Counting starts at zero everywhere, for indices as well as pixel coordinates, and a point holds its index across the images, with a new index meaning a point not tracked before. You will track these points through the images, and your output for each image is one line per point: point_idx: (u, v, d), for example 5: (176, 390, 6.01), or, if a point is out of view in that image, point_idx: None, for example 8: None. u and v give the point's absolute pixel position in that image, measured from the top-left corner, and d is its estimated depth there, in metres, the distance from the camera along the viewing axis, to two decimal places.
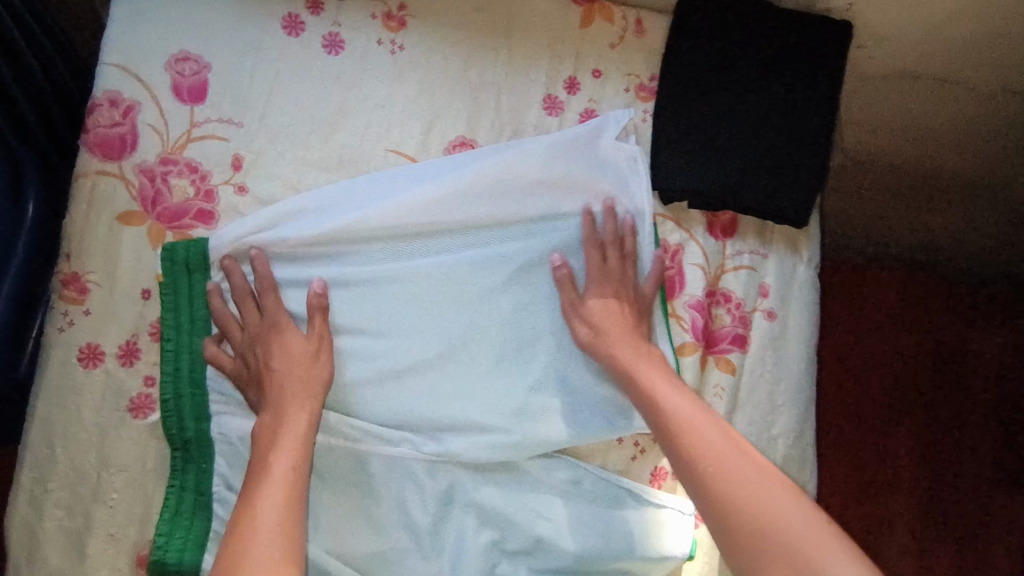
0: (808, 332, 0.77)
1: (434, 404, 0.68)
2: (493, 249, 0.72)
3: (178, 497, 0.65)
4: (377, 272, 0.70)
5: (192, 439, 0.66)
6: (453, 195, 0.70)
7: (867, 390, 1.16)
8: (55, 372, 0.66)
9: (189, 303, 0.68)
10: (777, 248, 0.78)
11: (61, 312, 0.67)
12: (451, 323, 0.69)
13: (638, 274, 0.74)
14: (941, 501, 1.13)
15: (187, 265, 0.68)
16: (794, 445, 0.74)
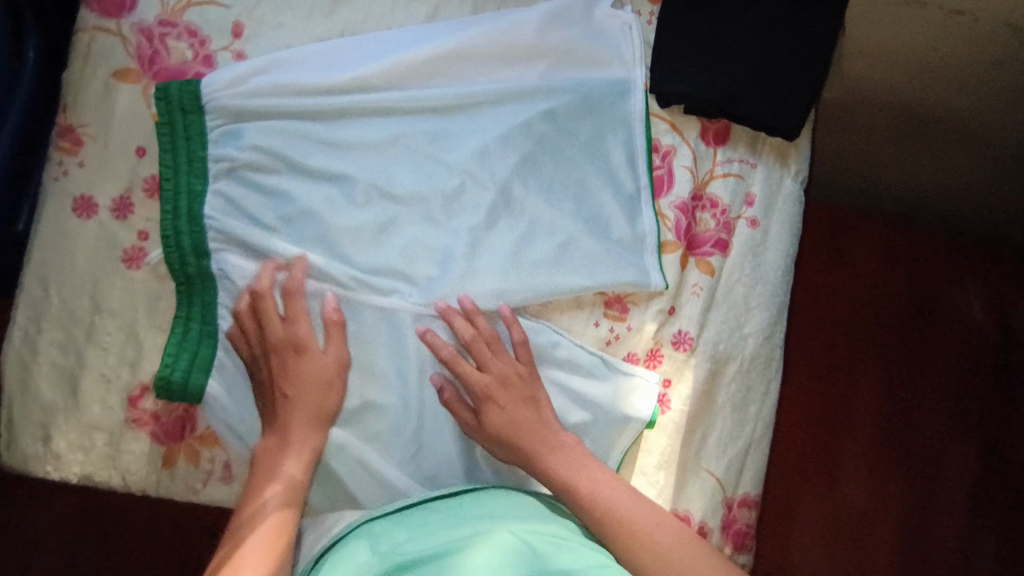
0: (789, 242, 0.79)
1: (425, 252, 0.70)
2: (485, 125, 0.73)
3: (184, 326, 0.68)
4: (372, 142, 0.71)
5: (195, 275, 0.68)
6: (451, 77, 0.73)
7: (828, 332, 1.18)
8: (50, 220, 0.67)
9: (185, 142, 0.68)
10: (767, 160, 0.79)
11: (56, 161, 0.67)
12: (440, 200, 0.71)
13: (631, 144, 0.74)
14: (886, 445, 1.16)
15: (181, 108, 0.68)
16: (762, 346, 0.79)
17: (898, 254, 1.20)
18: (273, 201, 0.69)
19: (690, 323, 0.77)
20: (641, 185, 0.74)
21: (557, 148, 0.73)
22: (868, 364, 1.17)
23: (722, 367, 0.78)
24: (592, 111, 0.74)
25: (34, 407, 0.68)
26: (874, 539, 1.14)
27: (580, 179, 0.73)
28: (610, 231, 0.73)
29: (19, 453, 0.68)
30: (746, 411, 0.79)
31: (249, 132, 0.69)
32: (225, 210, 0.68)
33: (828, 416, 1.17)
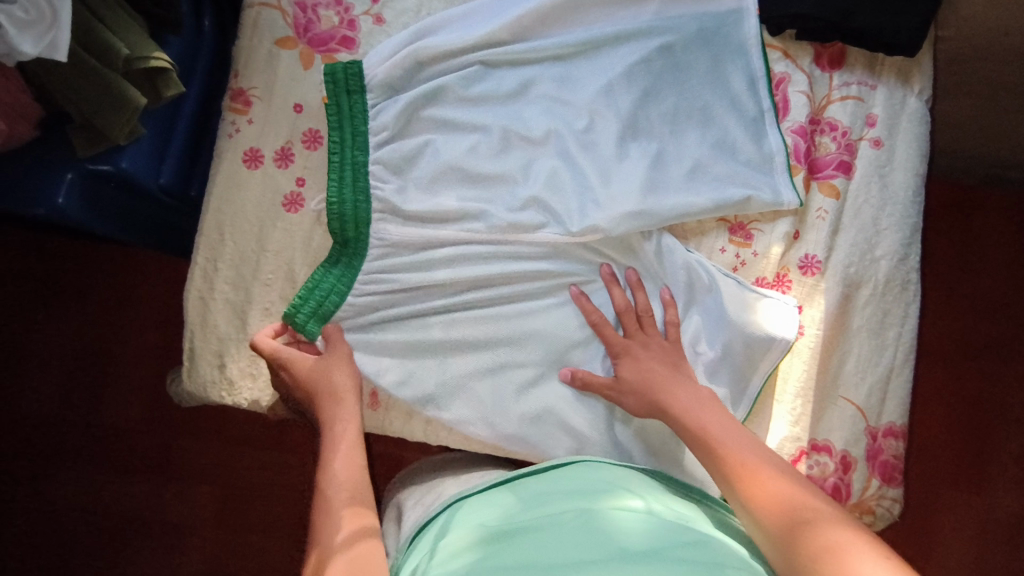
0: (917, 160, 0.77)
1: (557, 183, 0.74)
2: (610, 65, 0.77)
3: (324, 276, 0.74)
4: (508, 91, 0.76)
5: (351, 240, 0.74)
6: (570, 26, 0.78)
7: (931, 290, 1.22)
8: (223, 172, 0.76)
9: (350, 122, 0.75)
10: (887, 81, 0.79)
11: (230, 121, 0.77)
12: (573, 135, 0.75)
13: (755, 77, 0.77)
14: (999, 395, 1.18)
15: (347, 90, 0.75)
16: (897, 268, 0.75)
17: (1001, 219, 1.22)
18: (429, 155, 0.75)
19: (817, 247, 0.76)
20: (765, 111, 0.76)
21: (676, 80, 0.77)
22: (972, 317, 1.21)
23: (855, 292, 0.75)
24: (709, 44, 0.77)
25: (212, 338, 0.75)
26: (994, 485, 1.16)
27: (703, 107, 0.77)
28: (738, 155, 0.76)
29: (199, 380, 0.75)
30: (884, 336, 0.75)
31: (400, 99, 0.75)
32: (384, 166, 0.75)
33: (939, 374, 1.20)
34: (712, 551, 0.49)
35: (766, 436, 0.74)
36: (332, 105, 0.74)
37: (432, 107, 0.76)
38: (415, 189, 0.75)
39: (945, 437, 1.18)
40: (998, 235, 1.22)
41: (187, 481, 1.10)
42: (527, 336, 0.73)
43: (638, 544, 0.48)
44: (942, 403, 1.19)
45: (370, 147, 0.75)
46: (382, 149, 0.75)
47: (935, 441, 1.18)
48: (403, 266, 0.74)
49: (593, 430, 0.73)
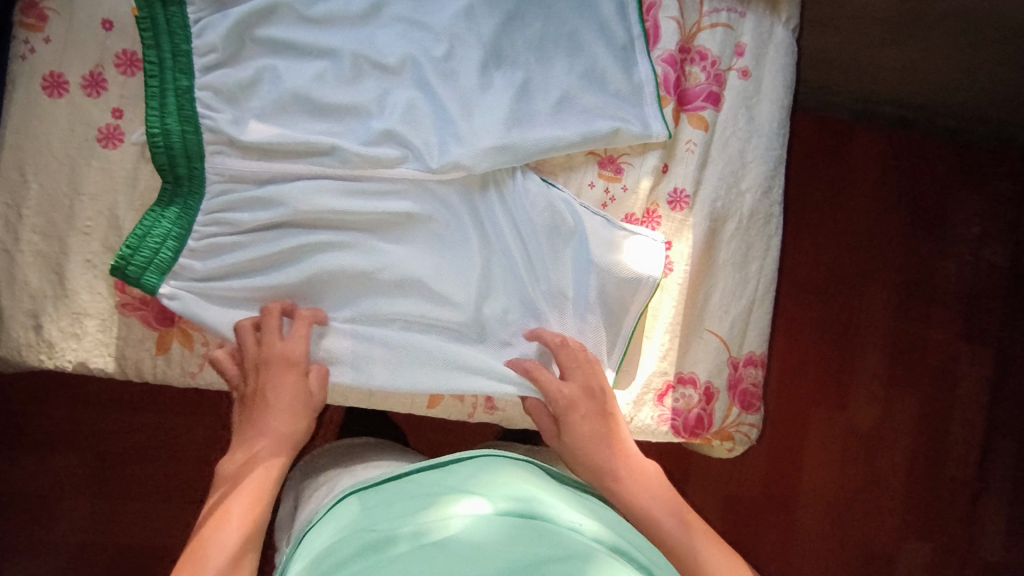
0: (782, 91, 0.77)
1: (415, 116, 0.68)
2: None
3: (153, 221, 0.65)
4: (357, 12, 0.69)
5: (184, 177, 0.65)
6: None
7: (807, 222, 1.27)
8: (19, 103, 0.65)
9: (169, 38, 0.65)
10: (756, 8, 0.77)
11: (23, 40, 0.65)
12: (431, 62, 0.69)
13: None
14: (863, 320, 1.27)
15: (162, 0, 0.64)
16: (760, 202, 0.76)
17: (869, 153, 1.28)
18: (267, 81, 0.67)
19: (685, 181, 0.75)
20: (635, 39, 0.73)
21: (542, 1, 0.72)
22: (842, 249, 1.27)
23: (721, 226, 0.75)
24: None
25: (23, 295, 0.66)
26: (856, 403, 1.26)
27: (571, 34, 0.72)
28: (608, 85, 0.72)
29: (10, 344, 0.66)
30: (748, 269, 0.76)
31: (230, 13, 0.66)
32: (214, 95, 0.66)
33: (812, 305, 1.26)
34: (582, 555, 0.46)
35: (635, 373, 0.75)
36: (144, 18, 0.64)
37: (268, 26, 0.67)
38: (253, 119, 0.66)
39: (814, 362, 1.26)
40: (866, 168, 1.28)
41: (40, 451, 1.01)
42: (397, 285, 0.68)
43: (498, 555, 0.45)
44: (812, 330, 1.26)
45: (196, 71, 0.66)
46: (210, 74, 0.66)
47: (806, 367, 1.25)
48: (247, 208, 0.67)
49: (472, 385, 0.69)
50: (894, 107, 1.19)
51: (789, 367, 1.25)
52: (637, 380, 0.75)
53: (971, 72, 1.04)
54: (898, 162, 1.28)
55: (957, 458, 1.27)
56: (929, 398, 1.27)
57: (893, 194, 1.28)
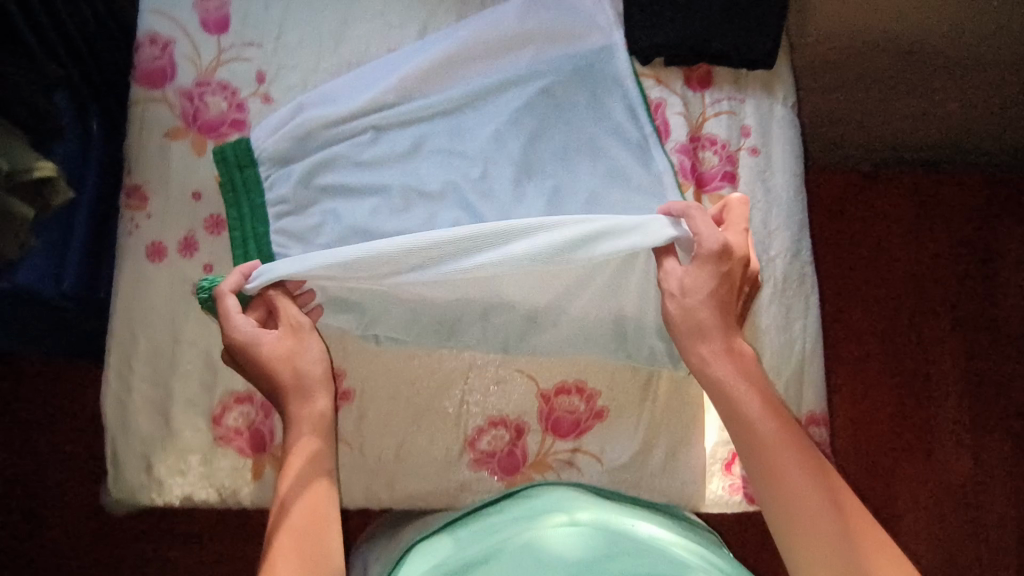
0: (793, 162, 0.83)
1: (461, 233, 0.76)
2: (498, 112, 0.81)
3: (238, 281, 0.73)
4: (400, 154, 0.79)
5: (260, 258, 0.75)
6: (450, 80, 0.81)
7: (854, 268, 1.28)
8: (128, 271, 0.75)
9: (247, 196, 0.77)
10: (754, 93, 0.84)
11: (129, 218, 0.76)
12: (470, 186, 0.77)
13: (631, 102, 0.81)
14: (932, 359, 1.25)
15: (239, 165, 0.77)
16: (792, 265, 0.80)
17: (900, 193, 1.31)
18: (331, 219, 0.76)
19: None
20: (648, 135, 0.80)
21: (561, 118, 0.81)
22: (895, 290, 1.28)
23: (758, 292, 0.79)
24: (586, 82, 0.82)
25: (134, 439, 0.73)
26: (943, 446, 1.22)
27: (591, 141, 0.81)
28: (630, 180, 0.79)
29: (126, 486, 0.73)
30: (792, 329, 0.79)
31: (293, 169, 0.77)
32: (286, 242, 0.76)
33: (874, 350, 1.25)
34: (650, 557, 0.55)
35: (700, 446, 0.77)
36: (228, 185, 0.76)
37: (325, 175, 0.78)
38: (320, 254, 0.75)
39: (891, 408, 1.23)
40: (900, 207, 1.31)
41: None
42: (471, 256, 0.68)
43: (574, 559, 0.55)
44: (881, 375, 1.24)
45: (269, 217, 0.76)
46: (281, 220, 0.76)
47: (882, 414, 1.23)
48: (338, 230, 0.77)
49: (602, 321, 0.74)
50: (911, 152, 1.23)
51: (865, 416, 1.23)
52: (703, 452, 0.77)
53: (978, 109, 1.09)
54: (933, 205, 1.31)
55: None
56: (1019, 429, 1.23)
57: (935, 229, 1.30)
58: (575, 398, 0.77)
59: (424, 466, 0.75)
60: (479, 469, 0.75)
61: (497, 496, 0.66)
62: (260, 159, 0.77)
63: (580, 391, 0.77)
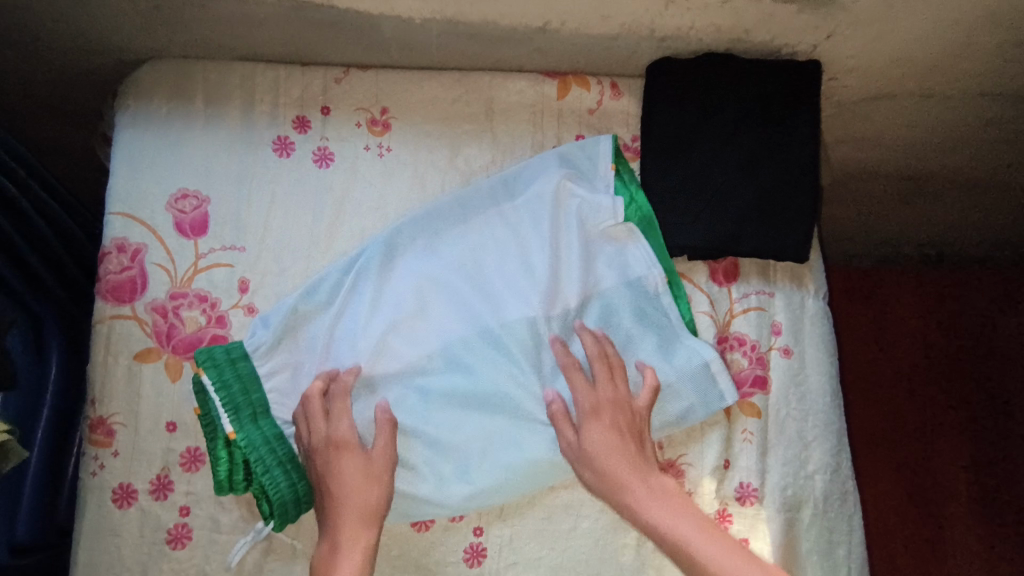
0: (827, 362, 0.77)
1: (471, 448, 0.70)
2: (512, 277, 0.73)
3: (227, 393, 0.66)
4: (408, 313, 0.71)
5: (239, 380, 0.67)
6: (463, 224, 0.74)
7: (858, 370, 1.30)
8: (91, 519, 0.66)
9: (254, 423, 0.67)
10: (783, 285, 0.78)
11: (92, 456, 0.67)
12: (482, 339, 0.71)
13: (660, 308, 0.74)
14: (936, 466, 1.24)
15: (245, 392, 0.67)
16: (832, 481, 0.73)
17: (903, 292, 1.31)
18: (335, 372, 0.70)
19: (751, 474, 0.73)
20: (656, 287, 0.74)
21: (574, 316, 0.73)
22: (900, 395, 1.28)
23: (797, 515, 0.72)
24: (595, 245, 0.75)
25: None
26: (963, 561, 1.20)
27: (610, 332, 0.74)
28: (673, 362, 0.73)
29: None
30: (835, 556, 0.72)
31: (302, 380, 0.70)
32: (285, 400, 0.69)
33: (884, 460, 1.25)
34: None
35: None
36: (229, 410, 0.66)
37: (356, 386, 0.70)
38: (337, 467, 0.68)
39: (898, 519, 1.23)
40: (901, 308, 1.31)
41: None
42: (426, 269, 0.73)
43: None
44: (893, 488, 1.24)
45: (262, 382, 0.68)
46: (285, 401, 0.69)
47: (897, 526, 1.22)
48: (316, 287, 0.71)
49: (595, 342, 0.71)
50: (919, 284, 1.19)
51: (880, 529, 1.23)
52: None
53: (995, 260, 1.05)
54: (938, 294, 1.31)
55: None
56: None
57: (936, 328, 1.30)
58: None
59: None
60: None
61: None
62: None
63: None
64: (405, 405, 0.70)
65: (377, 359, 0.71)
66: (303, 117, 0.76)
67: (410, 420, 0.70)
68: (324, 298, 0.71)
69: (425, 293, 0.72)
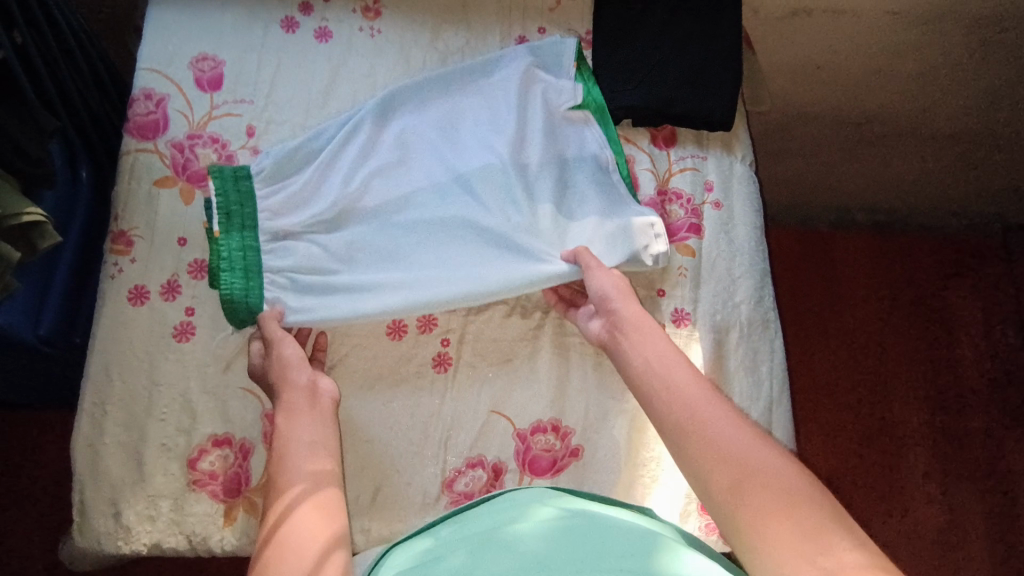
0: (752, 215, 0.89)
1: (445, 271, 0.79)
2: (484, 139, 0.85)
3: (225, 201, 0.78)
4: (391, 161, 0.84)
5: (235, 194, 0.78)
6: (445, 96, 0.87)
7: (804, 323, 1.45)
8: (108, 313, 0.76)
9: (239, 232, 0.78)
10: (715, 152, 0.91)
11: (112, 262, 0.78)
12: (453, 184, 0.83)
13: (608, 170, 0.85)
14: (900, 396, 1.42)
15: (238, 205, 0.78)
16: (755, 309, 0.84)
17: (844, 246, 1.49)
18: (321, 201, 0.81)
19: (685, 301, 0.84)
20: (608, 162, 0.85)
21: (532, 172, 0.84)
22: (839, 342, 1.44)
23: (725, 336, 0.83)
24: (557, 124, 0.87)
25: (104, 485, 0.72)
26: (905, 481, 1.37)
27: (561, 189, 0.85)
28: (622, 220, 0.81)
29: (92, 532, 0.71)
30: (759, 371, 0.82)
31: (297, 210, 0.80)
32: (274, 217, 0.79)
33: (833, 404, 1.41)
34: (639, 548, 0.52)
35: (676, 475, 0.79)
36: (222, 214, 0.77)
37: (348, 220, 0.82)
38: (328, 281, 0.78)
39: (849, 454, 1.38)
40: (837, 261, 1.48)
41: None
42: (411, 128, 0.85)
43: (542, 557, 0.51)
44: (842, 428, 1.39)
45: (257, 200, 0.79)
46: (274, 220, 0.79)
47: (848, 463, 1.37)
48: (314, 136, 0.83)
49: (547, 193, 0.83)
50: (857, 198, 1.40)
51: (836, 467, 1.37)
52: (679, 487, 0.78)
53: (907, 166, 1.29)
54: (880, 246, 1.49)
55: (980, 493, 1.37)
56: (954, 453, 1.39)
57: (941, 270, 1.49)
58: (550, 435, 0.79)
59: (401, 511, 0.75)
60: None
61: (478, 501, 0.63)
62: None
63: (555, 429, 0.79)
64: (387, 237, 0.81)
65: (365, 196, 0.82)
66: (308, 2, 0.90)
67: (384, 246, 0.81)
68: (319, 142, 0.83)
69: (408, 149, 0.85)
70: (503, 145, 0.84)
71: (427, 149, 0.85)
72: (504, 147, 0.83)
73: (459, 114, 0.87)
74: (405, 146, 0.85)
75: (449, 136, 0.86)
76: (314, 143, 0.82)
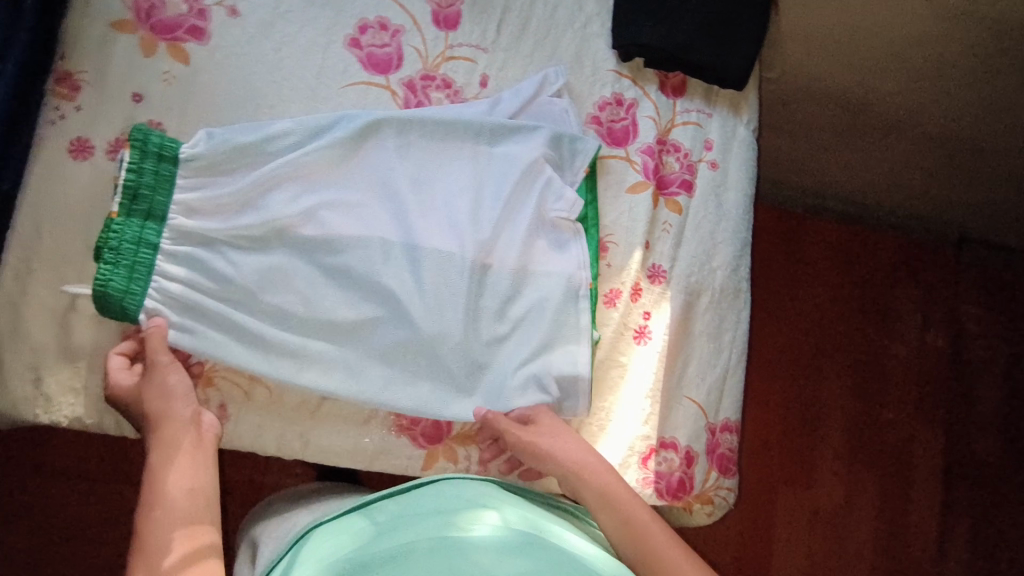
0: (745, 181, 0.87)
1: (366, 354, 0.72)
2: (457, 213, 0.74)
3: (135, 181, 0.66)
4: (346, 198, 0.72)
5: (150, 177, 0.67)
6: (434, 143, 0.75)
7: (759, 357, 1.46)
8: (42, 161, 0.68)
9: (138, 225, 0.67)
10: (721, 110, 0.87)
11: (53, 106, 0.69)
12: (404, 250, 0.72)
13: (573, 305, 0.75)
14: (828, 455, 1.45)
15: (149, 191, 0.67)
16: (730, 278, 0.84)
17: (811, 292, 1.50)
18: (251, 215, 0.70)
19: (663, 258, 0.82)
20: (579, 288, 0.75)
21: (491, 277, 0.74)
22: (784, 385, 1.46)
23: (695, 299, 0.82)
24: (541, 229, 0.77)
25: (25, 349, 0.66)
26: (807, 534, 1.42)
27: (510, 300, 0.75)
28: (579, 369, 0.73)
29: (7, 397, 0.65)
30: (721, 340, 0.82)
31: (222, 212, 0.70)
32: (191, 216, 0.69)
33: (763, 445, 1.43)
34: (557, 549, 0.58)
35: (624, 428, 0.78)
36: (127, 195, 0.66)
37: (278, 244, 0.71)
38: (242, 313, 0.69)
39: (763, 499, 1.41)
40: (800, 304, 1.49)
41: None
42: (382, 168, 0.74)
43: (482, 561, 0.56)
44: (764, 470, 1.42)
45: (174, 188, 0.68)
46: (189, 216, 0.69)
47: (761, 506, 1.41)
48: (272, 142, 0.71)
49: (500, 299, 0.74)
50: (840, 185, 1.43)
51: (749, 508, 1.40)
52: (624, 439, 0.78)
53: (898, 156, 1.32)
54: (844, 303, 1.50)
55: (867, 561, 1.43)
56: (863, 516, 1.44)
57: (900, 328, 1.52)
58: None
59: (342, 422, 0.74)
60: (401, 435, 0.74)
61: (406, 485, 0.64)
62: (207, 77, 0.72)
63: None
64: (326, 291, 0.71)
65: (302, 228, 0.71)
66: None
67: (310, 300, 0.70)
68: (275, 152, 0.71)
69: (370, 193, 0.73)
70: (469, 224, 0.74)
71: (392, 189, 0.73)
72: (468, 236, 0.73)
73: (437, 173, 0.75)
74: (367, 186, 0.73)
75: (418, 190, 0.74)
76: (269, 151, 0.71)
